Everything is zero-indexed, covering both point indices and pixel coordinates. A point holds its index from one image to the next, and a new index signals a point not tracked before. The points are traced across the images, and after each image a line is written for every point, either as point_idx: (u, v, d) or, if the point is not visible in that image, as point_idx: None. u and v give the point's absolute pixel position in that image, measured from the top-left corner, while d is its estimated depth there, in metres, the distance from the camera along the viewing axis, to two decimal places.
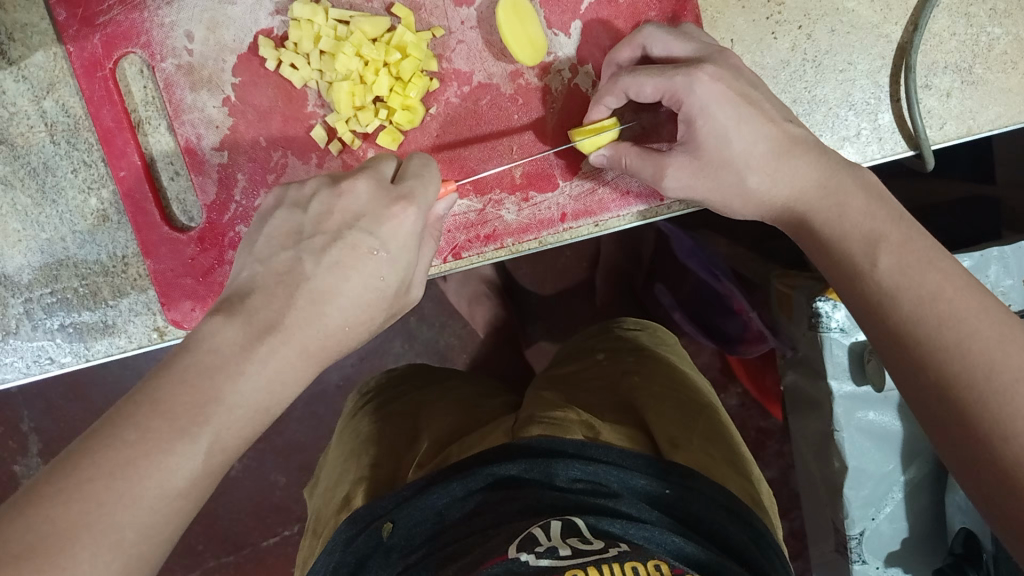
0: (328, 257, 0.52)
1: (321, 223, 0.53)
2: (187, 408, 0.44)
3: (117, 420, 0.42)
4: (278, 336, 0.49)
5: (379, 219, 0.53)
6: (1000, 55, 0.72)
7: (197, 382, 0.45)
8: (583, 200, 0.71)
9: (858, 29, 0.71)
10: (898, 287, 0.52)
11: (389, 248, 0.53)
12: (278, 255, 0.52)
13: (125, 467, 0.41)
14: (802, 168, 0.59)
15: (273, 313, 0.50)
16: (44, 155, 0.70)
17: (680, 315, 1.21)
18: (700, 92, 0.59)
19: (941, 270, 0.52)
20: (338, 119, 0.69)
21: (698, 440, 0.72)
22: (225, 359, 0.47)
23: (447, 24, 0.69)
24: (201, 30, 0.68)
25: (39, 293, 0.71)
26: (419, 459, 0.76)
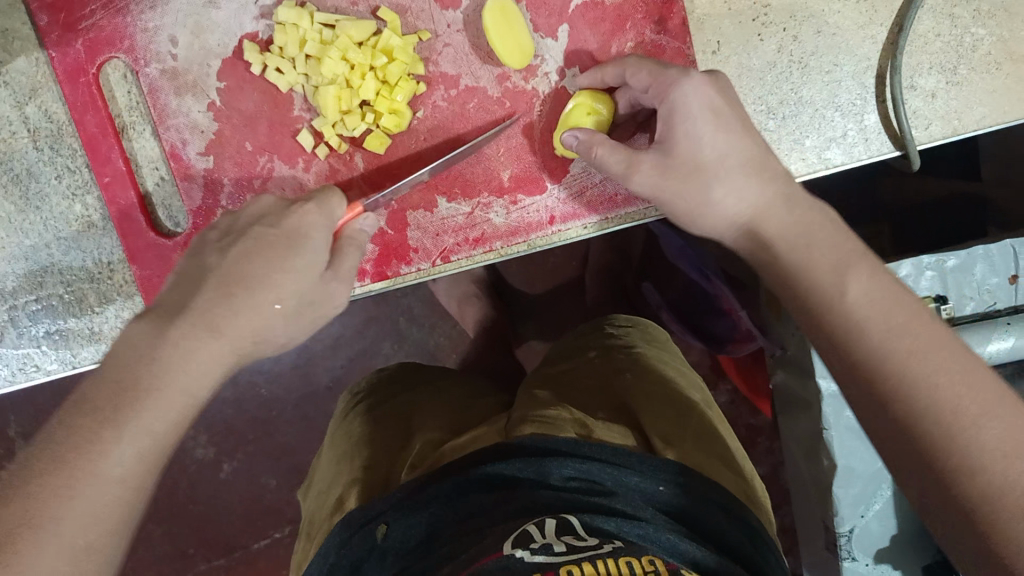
0: (232, 251, 0.55)
1: (237, 227, 0.57)
2: (108, 400, 0.47)
3: (63, 424, 0.46)
4: (210, 333, 0.51)
5: (282, 215, 0.57)
6: (984, 56, 0.72)
7: (121, 377, 0.48)
8: (572, 203, 0.71)
9: (843, 30, 0.71)
10: (855, 318, 0.51)
11: (293, 238, 0.56)
12: (191, 258, 0.56)
13: (72, 460, 0.45)
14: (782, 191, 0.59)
15: (181, 302, 0.52)
16: (27, 161, 0.69)
17: (667, 313, 1.19)
18: (686, 88, 0.60)
19: (901, 306, 0.50)
20: (325, 123, 0.68)
21: (692, 437, 0.72)
22: (138, 360, 0.49)
23: (433, 27, 0.68)
24: (185, 35, 0.68)
25: (24, 300, 0.71)
26: (412, 459, 0.75)
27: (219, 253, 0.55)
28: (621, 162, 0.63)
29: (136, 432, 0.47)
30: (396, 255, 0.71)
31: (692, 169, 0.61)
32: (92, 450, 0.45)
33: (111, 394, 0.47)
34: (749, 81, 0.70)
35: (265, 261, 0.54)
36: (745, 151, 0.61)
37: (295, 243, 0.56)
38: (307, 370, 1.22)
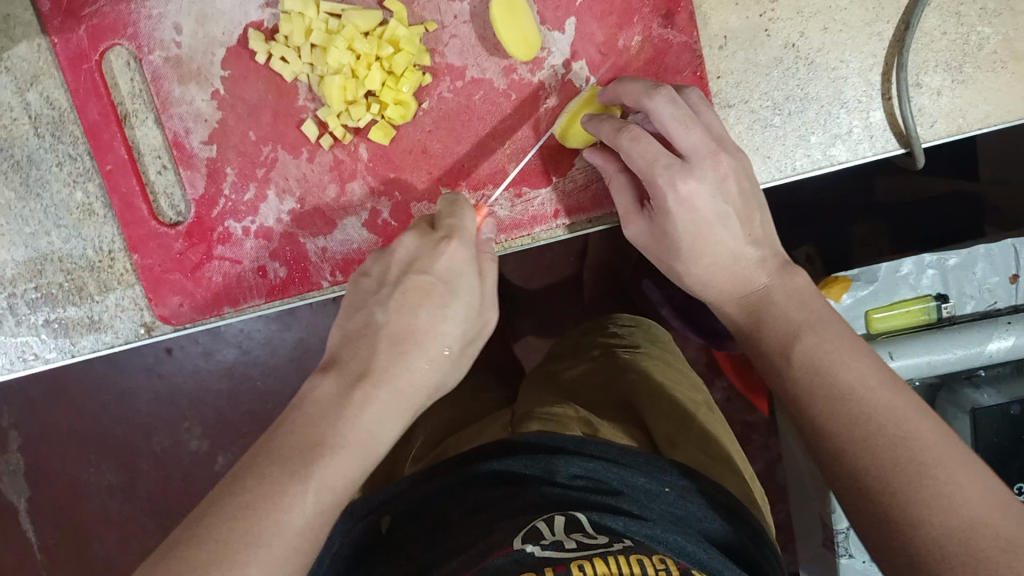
0: (393, 302, 0.54)
1: (388, 276, 0.56)
2: (293, 453, 0.46)
3: (244, 474, 0.44)
4: (373, 380, 0.50)
5: (431, 259, 0.55)
6: (990, 53, 0.72)
7: (309, 430, 0.47)
8: (577, 197, 0.70)
9: (850, 27, 0.71)
10: (816, 379, 0.51)
11: (447, 281, 0.55)
12: (356, 315, 0.55)
13: (254, 509, 0.42)
14: (753, 275, 0.61)
15: (362, 360, 0.51)
16: (28, 148, 0.69)
17: (668, 310, 1.15)
18: (671, 200, 0.60)
19: (858, 365, 0.51)
20: (329, 113, 0.68)
21: (696, 438, 0.72)
22: (324, 410, 0.48)
23: (440, 18, 0.68)
24: (189, 22, 0.67)
25: (23, 288, 0.70)
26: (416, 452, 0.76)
27: (383, 306, 0.54)
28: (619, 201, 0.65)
29: (319, 486, 0.45)
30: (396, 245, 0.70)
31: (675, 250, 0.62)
32: (272, 500, 0.43)
33: (298, 448, 0.46)
34: (755, 76, 0.70)
35: (429, 310, 0.54)
36: (731, 243, 0.61)
37: (451, 288, 0.55)
38: (303, 361, 1.16)
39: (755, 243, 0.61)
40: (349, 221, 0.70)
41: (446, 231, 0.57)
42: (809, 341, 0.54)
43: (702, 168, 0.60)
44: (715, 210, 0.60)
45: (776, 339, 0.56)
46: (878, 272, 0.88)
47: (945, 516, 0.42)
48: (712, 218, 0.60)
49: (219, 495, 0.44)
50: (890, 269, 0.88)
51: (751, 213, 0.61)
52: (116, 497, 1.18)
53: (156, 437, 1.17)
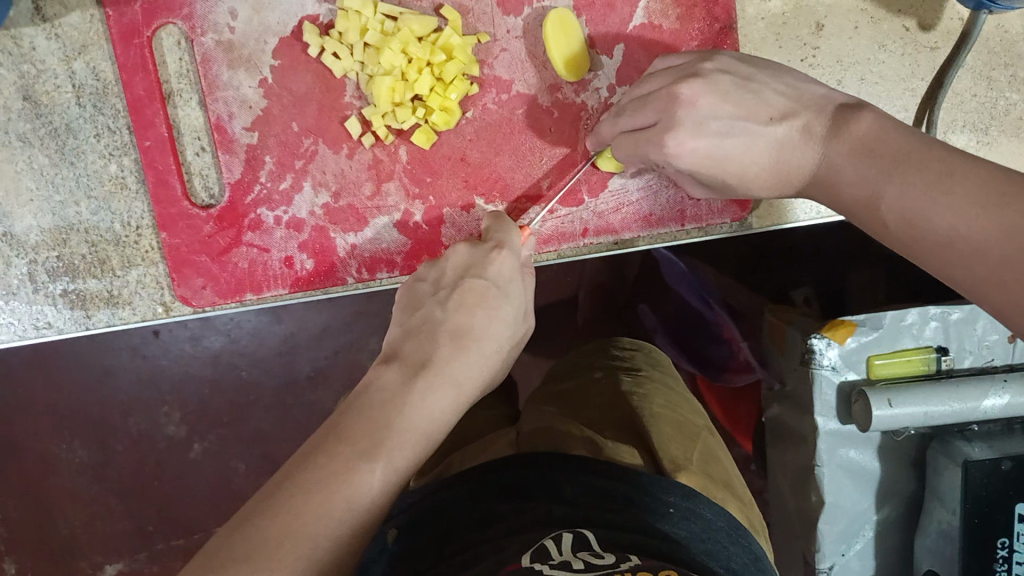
0: (451, 301, 0.58)
1: (444, 279, 0.60)
2: (363, 435, 0.48)
3: (315, 452, 0.46)
4: (433, 371, 0.53)
5: (485, 264, 0.60)
6: (1015, 119, 0.74)
7: (374, 413, 0.50)
8: (606, 217, 0.72)
9: (885, 80, 0.72)
10: (914, 234, 0.49)
11: (500, 285, 0.60)
12: (414, 314, 0.59)
13: (326, 486, 0.44)
14: (805, 147, 0.57)
15: (425, 353, 0.55)
16: (67, 116, 0.69)
17: (663, 336, 1.18)
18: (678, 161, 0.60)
19: (952, 197, 0.47)
20: (374, 113, 0.68)
21: (697, 461, 0.73)
22: (390, 397, 0.51)
23: (492, 31, 0.69)
24: (245, 9, 0.68)
25: (45, 255, 0.70)
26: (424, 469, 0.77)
27: (440, 306, 0.59)
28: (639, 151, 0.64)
29: (387, 464, 0.46)
30: (425, 249, 0.72)
31: (735, 182, 0.61)
32: (341, 477, 0.45)
33: (366, 428, 0.48)
34: None
35: (484, 312, 0.58)
36: (764, 139, 0.59)
37: (503, 291, 0.60)
38: (291, 356, 1.16)
39: (782, 116, 0.58)
40: (380, 220, 0.71)
41: (496, 241, 0.62)
42: (892, 193, 0.50)
43: (674, 116, 0.60)
44: (722, 143, 0.59)
45: (862, 206, 0.53)
46: (884, 319, 0.89)
47: None
48: (722, 160, 0.59)
49: (290, 472, 0.45)
50: (895, 318, 0.89)
51: (756, 100, 0.59)
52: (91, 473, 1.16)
53: (133, 419, 1.16)
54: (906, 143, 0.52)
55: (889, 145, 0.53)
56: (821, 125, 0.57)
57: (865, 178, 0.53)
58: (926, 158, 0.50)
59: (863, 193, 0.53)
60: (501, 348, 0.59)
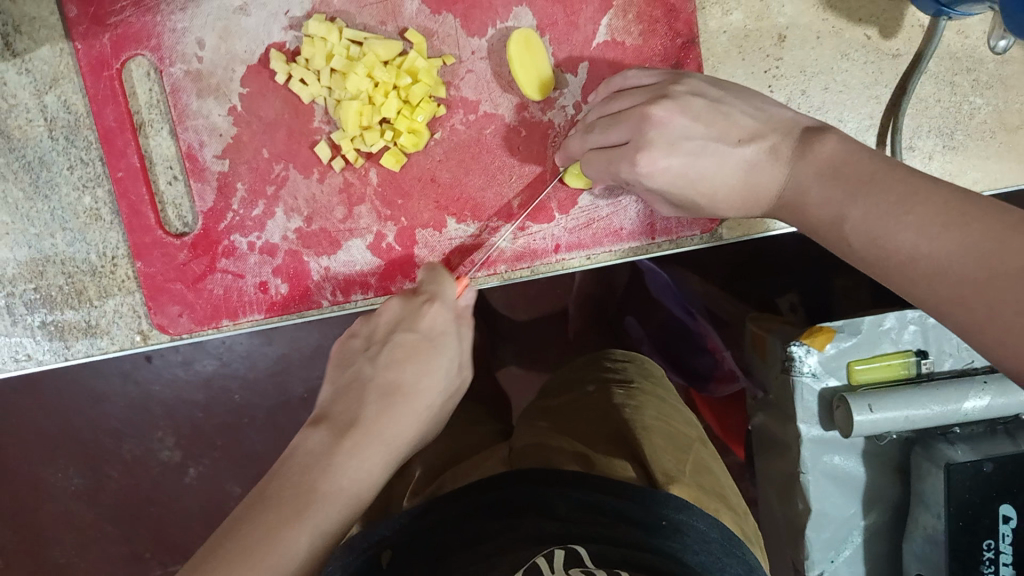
0: (382, 358, 0.60)
1: (377, 336, 0.62)
2: (289, 499, 0.49)
3: (242, 519, 0.47)
4: (360, 430, 0.55)
5: (414, 319, 0.62)
6: (980, 123, 0.75)
7: (300, 476, 0.51)
8: (577, 233, 0.72)
9: (849, 89, 0.73)
10: (878, 256, 0.48)
11: (431, 339, 0.61)
12: (346, 371, 0.61)
13: (250, 548, 0.45)
14: (773, 167, 0.58)
15: (353, 411, 0.56)
16: (40, 150, 0.70)
17: (650, 348, 1.17)
18: (647, 179, 0.61)
19: (910, 221, 0.46)
20: (344, 136, 0.70)
21: (689, 472, 0.73)
22: (317, 457, 0.52)
23: (458, 53, 0.70)
24: (213, 38, 0.69)
25: (22, 288, 0.71)
26: (413, 487, 0.75)
27: (371, 361, 0.60)
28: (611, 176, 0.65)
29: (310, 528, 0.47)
30: (399, 270, 0.72)
31: (700, 204, 0.62)
32: (266, 541, 0.46)
33: (293, 493, 0.49)
34: None
35: (415, 367, 0.60)
36: (733, 160, 0.59)
37: (436, 345, 0.61)
38: (282, 377, 1.16)
39: (751, 138, 0.59)
40: (354, 243, 0.72)
41: (429, 293, 0.64)
42: (856, 214, 0.50)
43: (646, 134, 0.61)
44: (696, 161, 0.60)
45: (828, 224, 0.53)
46: (860, 324, 0.89)
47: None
48: (694, 177, 0.60)
49: (215, 540, 0.46)
50: (873, 322, 0.89)
51: (726, 121, 0.60)
52: (82, 500, 1.16)
53: (127, 444, 1.16)
54: (871, 165, 0.52)
55: (856, 164, 0.52)
56: (788, 146, 0.58)
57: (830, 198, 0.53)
58: (888, 176, 0.50)
59: (830, 215, 0.53)
60: (435, 404, 0.60)
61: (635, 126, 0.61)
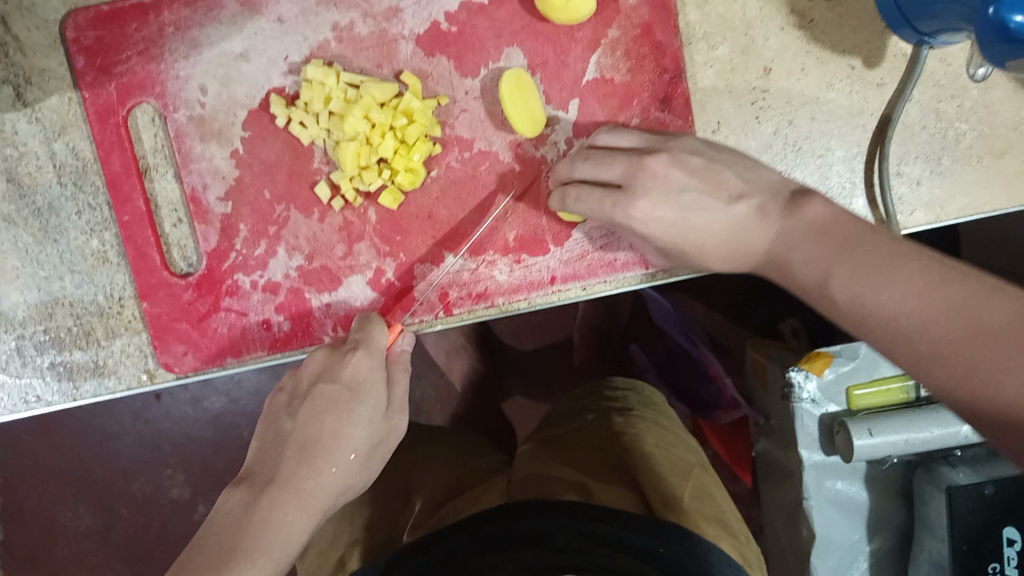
0: (303, 410, 0.61)
1: (303, 383, 0.63)
2: (210, 566, 0.53)
3: None
4: (276, 487, 0.57)
5: (337, 369, 0.63)
6: (966, 148, 0.76)
7: (222, 543, 0.54)
8: (573, 264, 0.74)
9: (836, 118, 0.74)
10: (861, 316, 0.53)
11: (354, 387, 0.62)
12: (270, 425, 0.62)
13: None
14: (762, 227, 0.60)
15: (271, 469, 0.59)
16: (50, 196, 0.72)
17: (654, 376, 1.16)
18: (637, 224, 0.63)
19: (897, 283, 0.51)
20: (343, 177, 0.71)
21: (689, 498, 0.73)
22: (237, 521, 0.55)
23: (452, 93, 0.72)
24: (214, 84, 0.71)
25: (32, 330, 0.73)
26: (414, 521, 0.76)
27: (292, 416, 0.61)
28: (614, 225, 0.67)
29: None
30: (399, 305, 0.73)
31: (684, 254, 0.64)
32: None
33: (214, 557, 0.53)
34: None
35: (334, 416, 0.60)
36: (722, 217, 0.61)
37: (356, 394, 0.61)
38: None
39: (739, 197, 0.61)
40: (354, 279, 0.73)
41: (354, 343, 0.64)
42: (840, 273, 0.54)
43: (640, 184, 0.63)
44: (685, 209, 0.61)
45: (812, 285, 0.56)
46: (858, 349, 0.89)
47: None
48: (681, 224, 0.62)
49: None
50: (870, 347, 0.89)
51: (717, 180, 0.62)
52: (92, 540, 1.17)
53: (138, 482, 1.17)
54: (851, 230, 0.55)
55: (843, 229, 0.55)
56: (776, 209, 0.59)
57: (817, 259, 0.56)
58: (866, 240, 0.54)
59: (816, 274, 0.56)
60: (365, 443, 0.61)
61: (629, 172, 0.64)
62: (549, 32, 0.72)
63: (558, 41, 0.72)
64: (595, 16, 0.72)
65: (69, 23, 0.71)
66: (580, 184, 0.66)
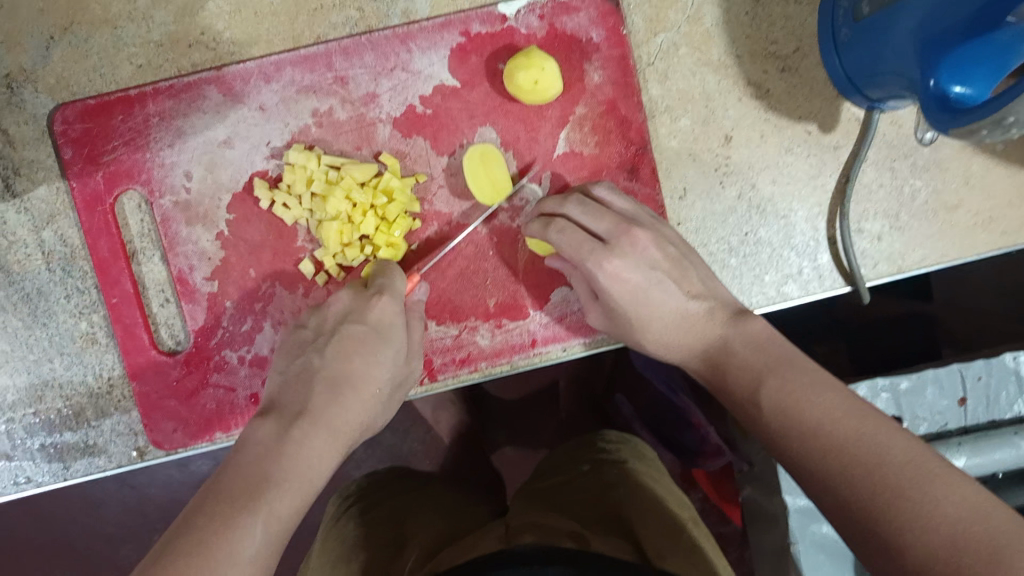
0: (330, 351, 0.63)
1: (326, 330, 0.65)
2: (243, 490, 0.51)
3: (195, 515, 0.49)
4: (307, 419, 0.58)
5: (365, 311, 0.65)
6: (922, 204, 0.80)
7: (252, 469, 0.53)
8: (553, 327, 0.76)
9: (797, 181, 0.77)
10: (781, 420, 0.54)
11: (378, 330, 0.65)
12: (295, 361, 0.64)
13: (199, 547, 0.47)
14: (709, 326, 0.64)
15: (300, 401, 0.59)
16: (39, 281, 0.74)
17: (639, 425, 1.17)
18: (601, 278, 0.67)
19: (821, 402, 0.53)
20: (326, 253, 0.74)
21: (684, 553, 0.73)
22: (268, 448, 0.55)
23: (429, 170, 0.75)
24: (199, 170, 0.74)
25: (22, 413, 0.74)
26: (411, 564, 0.72)
27: (320, 353, 0.63)
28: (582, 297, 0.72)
29: (266, 516, 0.50)
30: None
31: (625, 318, 0.68)
32: (221, 538, 0.48)
33: (240, 488, 0.51)
34: (712, 223, 0.77)
35: (361, 356, 0.63)
36: (676, 306, 0.66)
37: (382, 335, 0.65)
38: None
39: (699, 294, 0.66)
40: None
41: (377, 288, 0.67)
42: (773, 381, 0.56)
43: (621, 247, 0.67)
44: (649, 281, 0.66)
45: (744, 387, 0.58)
46: None
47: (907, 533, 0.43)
48: (643, 286, 0.67)
49: (163, 545, 0.47)
50: None
51: (684, 272, 0.67)
52: None
53: (125, 548, 1.16)
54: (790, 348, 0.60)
55: (779, 347, 0.59)
56: (724, 315, 0.64)
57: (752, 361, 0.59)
58: (805, 363, 0.57)
59: (749, 380, 0.58)
60: (388, 383, 0.65)
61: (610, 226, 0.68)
62: (519, 111, 0.75)
63: (529, 118, 0.75)
64: (563, 94, 0.76)
65: (58, 116, 0.73)
66: (566, 221, 0.69)
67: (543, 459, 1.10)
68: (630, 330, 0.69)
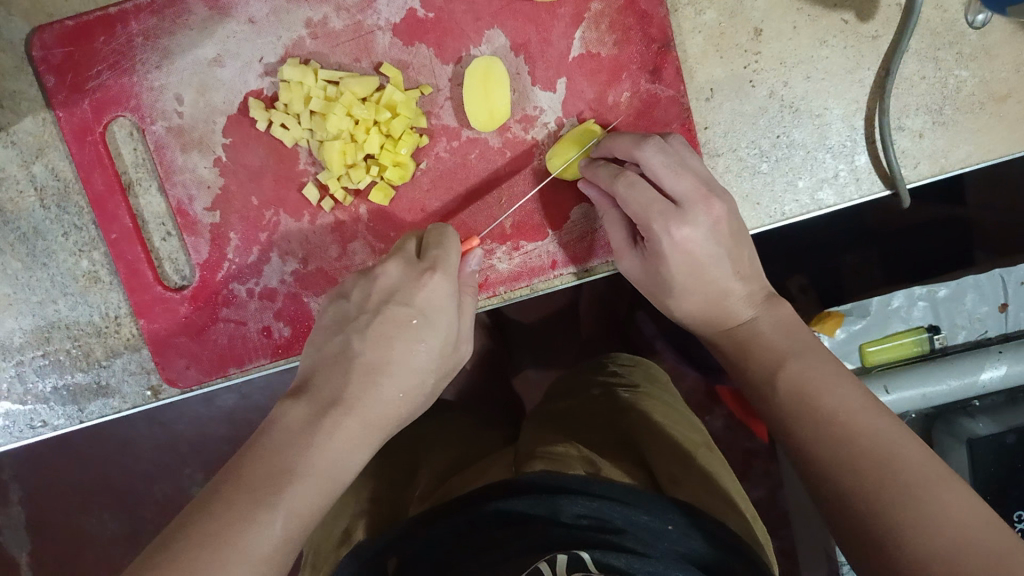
0: (370, 331, 0.57)
1: (364, 306, 0.59)
2: (264, 478, 0.48)
3: (214, 500, 0.46)
4: (340, 408, 0.54)
5: (411, 290, 0.58)
6: (968, 96, 0.74)
7: (277, 457, 0.50)
8: (570, 248, 0.72)
9: (832, 75, 0.71)
10: (799, 398, 0.53)
11: (428, 314, 0.58)
12: (331, 342, 0.58)
13: (216, 538, 0.43)
14: (739, 308, 0.63)
15: (312, 371, 0.57)
16: (33, 220, 0.70)
17: (663, 343, 1.15)
18: (666, 244, 0.61)
19: (840, 394, 0.52)
20: (330, 176, 0.70)
21: (698, 477, 0.68)
22: (294, 434, 0.51)
23: (434, 82, 0.70)
24: (190, 93, 0.69)
25: (31, 355, 0.72)
26: (421, 493, 0.71)
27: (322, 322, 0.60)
28: (616, 238, 0.67)
29: (288, 510, 0.47)
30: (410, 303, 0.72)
31: (665, 279, 0.64)
32: (236, 528, 0.44)
33: (266, 473, 0.48)
34: (741, 125, 0.71)
35: (402, 341, 0.57)
36: (723, 280, 0.62)
37: (428, 321, 0.58)
38: None
39: (744, 275, 0.63)
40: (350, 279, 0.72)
41: (431, 261, 0.60)
42: (795, 366, 0.55)
43: (695, 216, 0.61)
44: (710, 250, 0.62)
45: (765, 365, 0.57)
46: (870, 306, 0.86)
47: (905, 530, 0.42)
48: (704, 257, 0.62)
49: (175, 532, 0.44)
50: (882, 302, 0.86)
51: (741, 250, 0.63)
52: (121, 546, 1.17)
53: (156, 486, 1.16)
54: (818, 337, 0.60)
55: (804, 335, 0.59)
56: (762, 296, 0.63)
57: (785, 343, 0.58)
58: (824, 354, 0.56)
59: (773, 357, 0.57)
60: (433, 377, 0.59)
61: (690, 189, 0.61)
62: (528, 10, 0.69)
63: (540, 19, 0.70)
64: None
65: (36, 41, 0.69)
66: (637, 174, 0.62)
67: (563, 375, 1.07)
68: (662, 284, 0.65)
